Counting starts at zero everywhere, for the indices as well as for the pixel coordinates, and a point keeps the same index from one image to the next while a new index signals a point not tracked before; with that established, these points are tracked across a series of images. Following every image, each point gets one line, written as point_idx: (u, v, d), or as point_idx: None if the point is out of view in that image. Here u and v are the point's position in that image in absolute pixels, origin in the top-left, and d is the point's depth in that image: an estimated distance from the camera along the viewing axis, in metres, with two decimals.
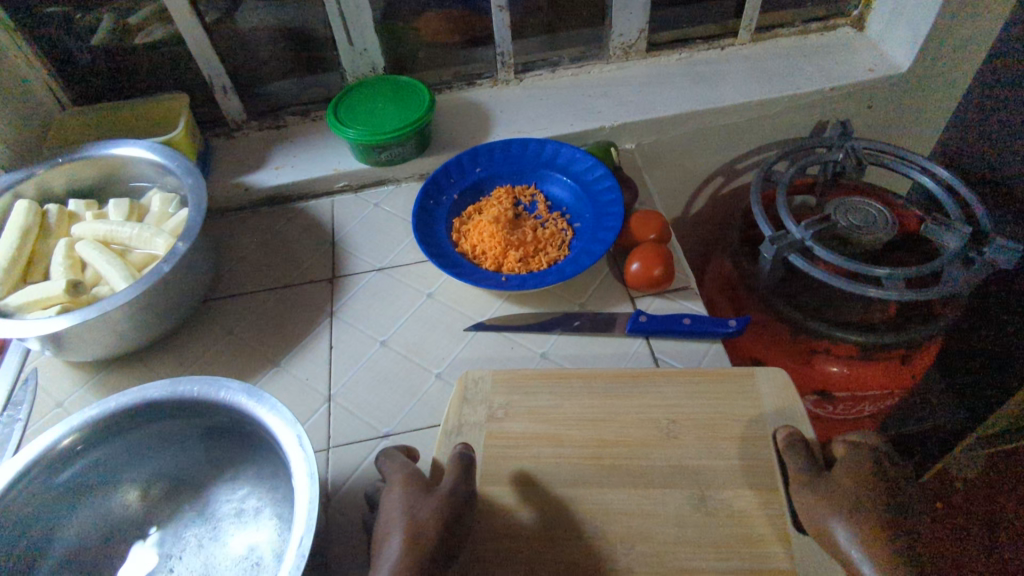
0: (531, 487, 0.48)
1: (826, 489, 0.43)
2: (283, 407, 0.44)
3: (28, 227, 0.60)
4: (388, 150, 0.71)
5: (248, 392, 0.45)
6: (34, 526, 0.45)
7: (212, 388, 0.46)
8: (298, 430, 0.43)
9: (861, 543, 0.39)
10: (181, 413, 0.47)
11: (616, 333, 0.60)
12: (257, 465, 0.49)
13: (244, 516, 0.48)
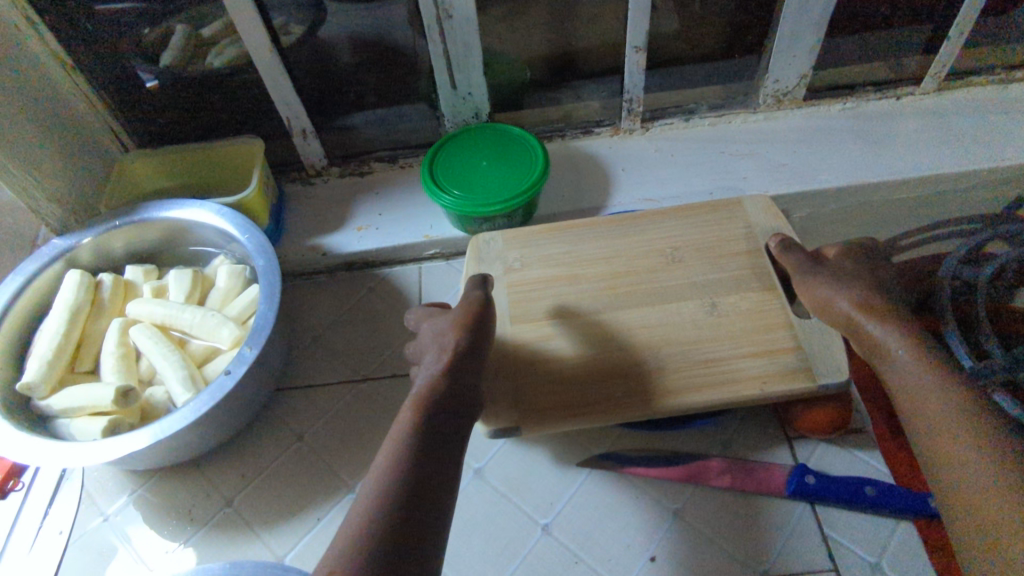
0: (561, 319, 0.52)
1: (837, 283, 0.45)
2: None
3: (79, 307, 0.51)
4: (491, 221, 0.60)
5: None
6: None
7: None
8: None
9: (877, 324, 0.42)
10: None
11: (774, 494, 0.47)
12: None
13: None
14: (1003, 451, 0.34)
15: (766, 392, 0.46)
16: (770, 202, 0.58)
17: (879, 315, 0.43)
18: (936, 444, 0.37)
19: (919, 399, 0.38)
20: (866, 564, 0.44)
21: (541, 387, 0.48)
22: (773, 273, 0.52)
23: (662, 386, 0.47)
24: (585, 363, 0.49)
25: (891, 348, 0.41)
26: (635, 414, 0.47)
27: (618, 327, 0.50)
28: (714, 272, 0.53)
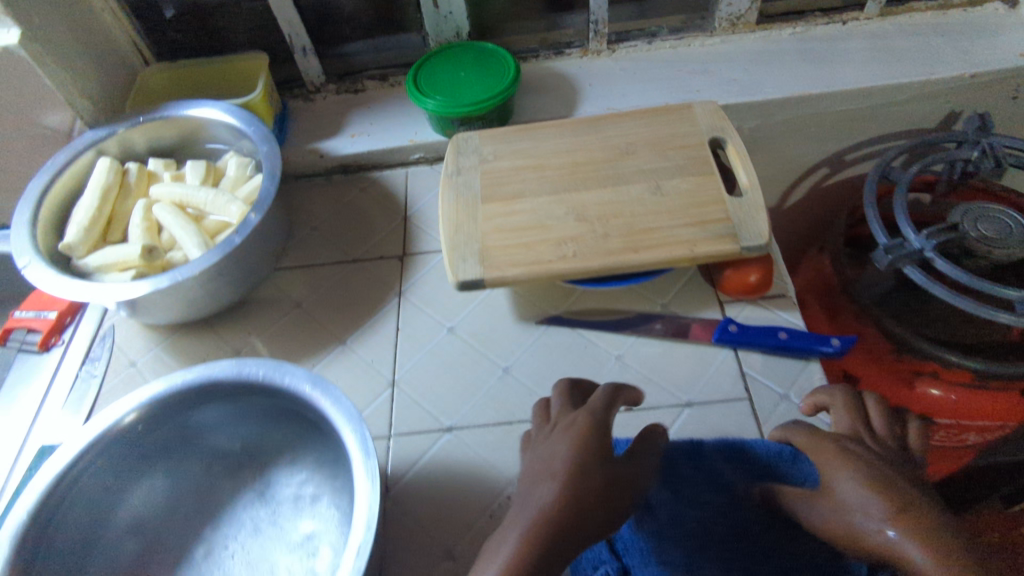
0: (525, 198, 0.59)
1: (844, 468, 0.38)
2: (347, 399, 0.43)
3: (109, 186, 0.60)
4: (468, 123, 0.67)
5: (312, 381, 0.44)
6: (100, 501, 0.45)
7: (277, 374, 0.44)
8: (358, 426, 0.41)
9: (914, 540, 0.32)
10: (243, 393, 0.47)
11: (702, 342, 0.55)
12: (318, 449, 0.48)
13: (304, 503, 0.47)
14: None
15: (696, 252, 0.53)
16: (717, 106, 0.64)
17: (858, 462, 0.37)
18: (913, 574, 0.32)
19: (917, 567, 0.32)
20: (775, 394, 0.52)
21: (506, 246, 0.56)
22: (712, 161, 0.60)
23: (608, 247, 0.55)
24: (543, 235, 0.56)
25: (915, 554, 0.32)
26: (585, 269, 0.54)
27: (574, 202, 0.58)
28: (662, 161, 0.60)
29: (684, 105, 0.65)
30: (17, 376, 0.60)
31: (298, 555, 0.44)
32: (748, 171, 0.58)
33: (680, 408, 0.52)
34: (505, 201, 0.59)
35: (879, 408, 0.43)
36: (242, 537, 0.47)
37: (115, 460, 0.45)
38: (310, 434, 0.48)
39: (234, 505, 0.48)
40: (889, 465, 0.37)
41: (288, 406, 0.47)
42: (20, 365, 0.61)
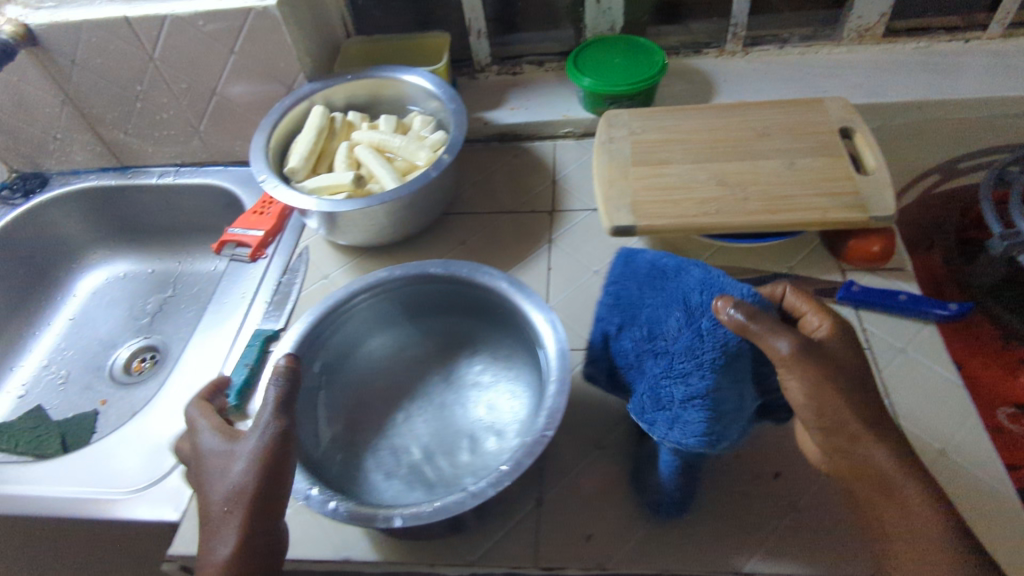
0: (671, 165, 0.68)
1: (815, 378, 0.41)
2: (538, 295, 0.52)
3: (322, 127, 0.72)
4: (617, 102, 0.77)
5: (507, 279, 0.53)
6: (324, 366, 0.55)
7: (477, 272, 0.54)
8: (551, 315, 0.50)
9: (880, 449, 0.41)
10: (446, 287, 0.57)
11: (825, 299, 0.62)
12: (499, 345, 0.57)
13: (487, 388, 0.56)
14: (939, 499, 0.40)
15: (826, 218, 0.61)
16: (847, 102, 0.72)
17: (825, 364, 0.41)
18: (875, 469, 0.41)
19: (878, 465, 0.41)
20: (894, 347, 0.58)
21: (655, 201, 0.65)
22: (842, 146, 0.67)
23: (747, 208, 0.63)
24: (688, 194, 0.65)
25: (883, 460, 0.40)
26: (726, 224, 0.62)
27: (715, 170, 0.67)
28: (795, 143, 0.68)
29: (815, 100, 0.73)
30: (229, 280, 0.73)
31: (486, 427, 0.53)
32: (875, 155, 0.65)
33: None
34: (653, 166, 0.68)
35: (827, 327, 0.45)
36: (432, 411, 0.56)
37: (339, 332, 0.56)
38: (493, 330, 0.58)
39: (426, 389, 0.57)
40: (849, 375, 0.42)
41: (477, 304, 0.57)
42: (232, 273, 0.73)
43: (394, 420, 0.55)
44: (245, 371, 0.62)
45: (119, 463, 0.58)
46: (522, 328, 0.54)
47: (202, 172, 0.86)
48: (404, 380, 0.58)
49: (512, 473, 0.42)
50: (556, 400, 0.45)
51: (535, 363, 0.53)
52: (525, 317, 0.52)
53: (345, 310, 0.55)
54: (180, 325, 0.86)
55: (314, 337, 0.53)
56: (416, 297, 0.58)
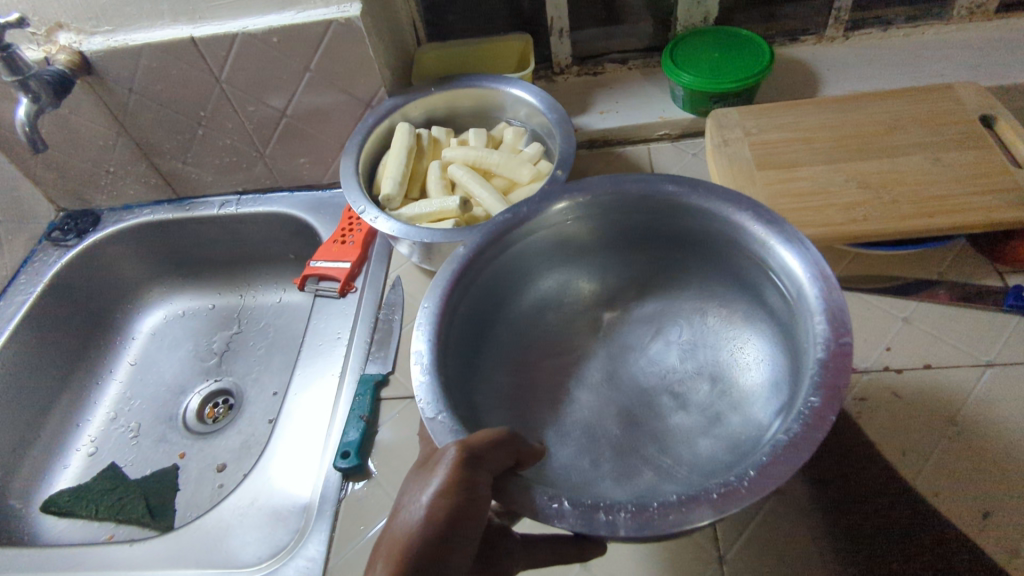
0: (799, 168, 0.62)
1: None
2: (718, 191, 0.48)
3: (410, 146, 0.66)
4: (721, 99, 0.71)
5: (677, 182, 0.49)
6: (472, 334, 0.49)
7: (643, 185, 0.49)
8: (767, 217, 0.46)
9: None
10: (596, 232, 0.53)
11: (990, 308, 0.57)
12: (664, 279, 0.54)
13: (666, 326, 0.54)
14: None
15: (991, 219, 0.55)
16: (979, 86, 0.66)
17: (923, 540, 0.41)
18: None
19: None
20: None
21: (792, 210, 0.59)
22: (988, 137, 0.61)
23: (897, 212, 0.57)
24: (827, 200, 0.59)
25: None
26: (879, 230, 0.56)
27: (852, 172, 0.61)
28: (933, 136, 0.63)
29: (944, 86, 0.67)
30: (318, 318, 0.67)
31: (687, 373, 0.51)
32: None
33: (980, 368, 0.54)
34: (780, 169, 0.63)
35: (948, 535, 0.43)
36: (618, 370, 0.53)
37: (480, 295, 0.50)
38: (655, 272, 0.55)
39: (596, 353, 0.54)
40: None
41: (632, 234, 0.53)
42: (321, 309, 0.68)
43: (582, 392, 0.52)
44: (361, 425, 0.56)
45: (237, 539, 0.53)
46: (713, 245, 0.50)
47: (265, 199, 0.80)
48: (561, 356, 0.54)
49: (805, 435, 0.36)
50: (829, 297, 0.41)
51: (741, 285, 0.50)
52: (726, 220, 0.48)
53: (482, 267, 0.49)
54: (252, 364, 0.80)
55: (454, 311, 0.47)
56: (564, 239, 0.53)
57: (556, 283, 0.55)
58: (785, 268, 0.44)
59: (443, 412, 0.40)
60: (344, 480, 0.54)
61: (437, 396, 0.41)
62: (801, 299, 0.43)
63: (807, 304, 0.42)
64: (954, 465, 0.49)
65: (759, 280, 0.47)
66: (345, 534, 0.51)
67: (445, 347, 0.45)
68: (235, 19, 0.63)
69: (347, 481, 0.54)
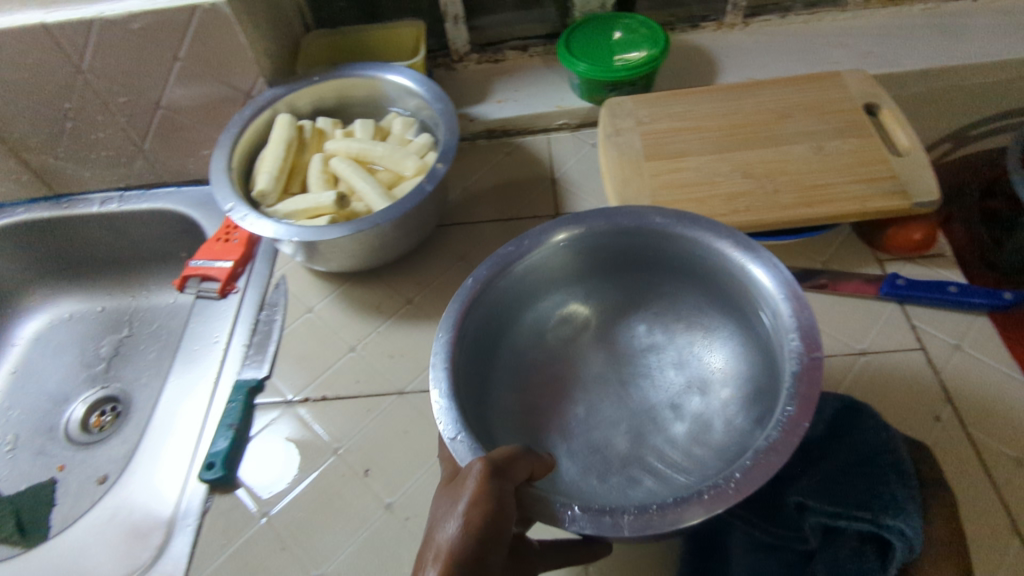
0: (687, 158, 0.61)
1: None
2: (702, 219, 0.49)
3: (290, 139, 0.63)
4: (618, 88, 0.69)
5: (663, 213, 0.50)
6: (480, 358, 0.49)
7: (630, 215, 0.50)
8: (740, 238, 0.47)
9: None
10: (594, 255, 0.53)
11: (867, 296, 0.58)
12: (656, 296, 0.55)
13: (660, 342, 0.54)
14: None
15: (867, 208, 0.56)
16: (866, 73, 0.66)
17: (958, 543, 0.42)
18: None
19: None
20: (948, 344, 0.55)
21: (675, 202, 0.58)
22: (871, 124, 0.62)
23: (779, 202, 0.57)
24: (712, 190, 0.59)
25: None
26: (760, 221, 0.56)
27: (739, 162, 0.60)
28: (819, 124, 0.62)
29: (833, 74, 0.67)
30: (196, 321, 0.64)
31: (682, 386, 0.52)
32: (908, 133, 0.60)
33: (853, 356, 0.55)
34: (669, 159, 0.62)
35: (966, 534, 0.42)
36: (616, 386, 0.53)
37: (486, 320, 0.50)
38: (643, 289, 0.55)
39: (594, 368, 0.54)
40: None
41: (624, 258, 0.54)
42: (201, 311, 0.65)
43: (581, 408, 0.52)
44: (230, 434, 0.54)
45: (95, 559, 0.51)
46: (699, 269, 0.51)
47: (150, 195, 0.76)
48: (556, 373, 0.54)
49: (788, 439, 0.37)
50: (801, 316, 0.42)
51: (725, 303, 0.51)
52: (704, 246, 0.49)
53: (489, 295, 0.49)
54: (141, 369, 0.76)
55: (463, 339, 0.46)
56: (561, 264, 0.53)
57: (552, 305, 0.55)
58: (759, 286, 0.45)
59: (462, 432, 0.40)
60: (209, 493, 0.52)
61: (458, 418, 0.41)
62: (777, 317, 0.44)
63: (782, 324, 0.43)
64: None
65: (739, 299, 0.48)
66: (208, 549, 0.50)
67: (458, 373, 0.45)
68: (90, 4, 0.59)
69: (213, 493, 0.52)
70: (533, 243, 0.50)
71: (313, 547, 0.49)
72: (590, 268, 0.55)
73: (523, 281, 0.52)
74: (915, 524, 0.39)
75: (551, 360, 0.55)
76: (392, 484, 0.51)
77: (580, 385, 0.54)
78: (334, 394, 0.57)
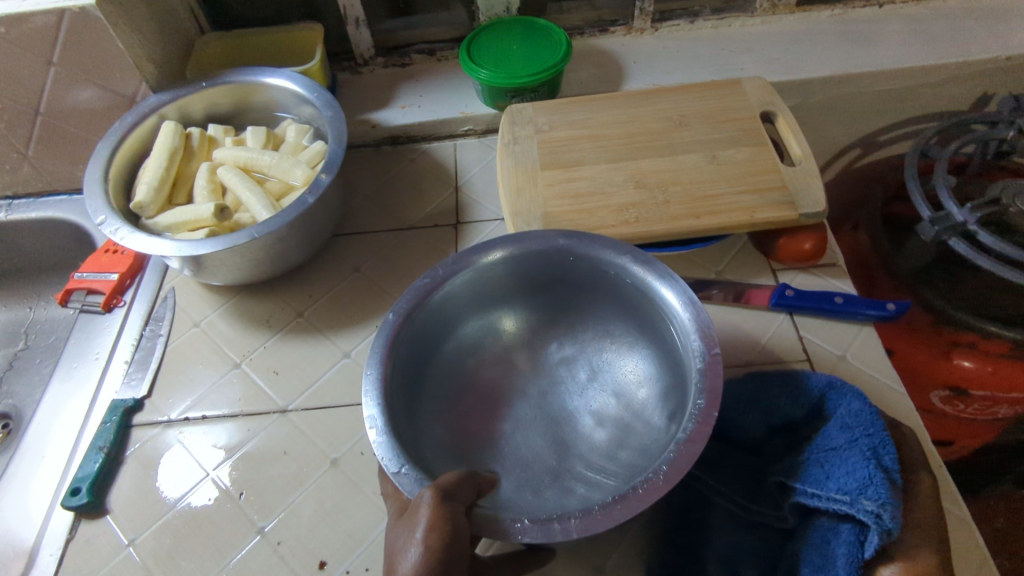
0: (582, 167, 0.61)
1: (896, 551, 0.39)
2: (594, 237, 0.48)
3: (175, 148, 0.61)
4: (519, 95, 0.68)
5: (560, 235, 0.49)
6: (409, 393, 0.46)
7: (528, 240, 0.49)
8: (630, 249, 0.47)
9: None
10: (521, 276, 0.51)
11: (758, 306, 0.58)
12: (563, 316, 0.53)
13: (575, 357, 0.53)
14: None
15: (753, 219, 0.55)
16: (765, 81, 0.66)
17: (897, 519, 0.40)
18: None
19: None
20: (833, 355, 0.54)
21: (566, 212, 0.57)
22: (765, 133, 0.62)
23: (668, 213, 0.56)
24: (604, 201, 0.58)
25: None
26: (647, 232, 0.56)
27: (632, 171, 0.60)
28: (715, 132, 0.62)
29: (733, 81, 0.66)
30: (79, 337, 0.62)
31: (599, 398, 0.50)
32: (800, 143, 0.60)
33: (740, 369, 0.54)
34: (564, 168, 0.61)
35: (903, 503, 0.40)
36: (542, 407, 0.51)
37: (407, 355, 0.46)
38: (570, 305, 0.53)
39: (517, 393, 0.52)
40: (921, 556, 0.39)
41: (531, 284, 0.52)
42: (84, 326, 0.62)
43: (513, 431, 0.49)
44: (100, 457, 0.52)
45: None
46: (602, 285, 0.50)
47: (40, 204, 0.72)
48: (488, 397, 0.51)
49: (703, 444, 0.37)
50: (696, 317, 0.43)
51: (626, 314, 0.50)
52: (601, 262, 0.48)
53: (407, 329, 0.46)
54: (34, 385, 0.72)
55: (391, 370, 0.44)
56: (474, 293, 0.50)
57: (475, 330, 0.52)
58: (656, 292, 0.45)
59: (407, 464, 0.39)
60: (75, 520, 0.50)
61: (399, 453, 0.39)
62: (676, 324, 0.44)
63: (684, 327, 0.43)
64: (697, 471, 0.48)
65: (641, 306, 0.48)
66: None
67: (387, 403, 0.42)
68: None
69: (79, 519, 0.50)
70: (460, 264, 0.48)
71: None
72: (500, 297, 0.52)
73: (440, 314, 0.49)
74: (888, 503, 0.38)
75: (474, 391, 0.51)
76: (266, 507, 0.49)
77: (507, 412, 0.51)
78: (215, 413, 0.55)
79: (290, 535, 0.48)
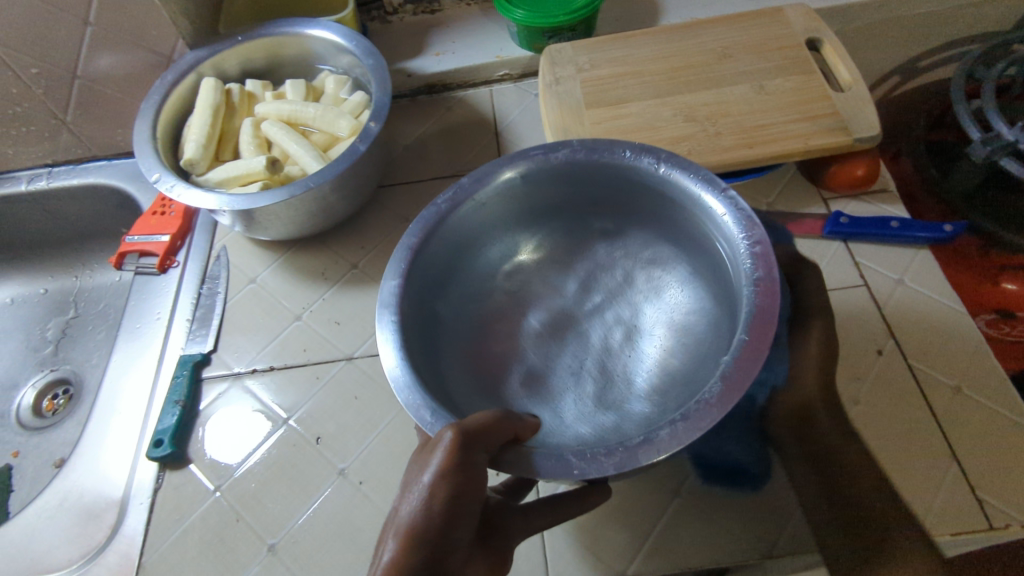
0: (628, 104, 0.60)
1: None
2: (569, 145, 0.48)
3: (218, 103, 0.60)
4: (557, 35, 0.67)
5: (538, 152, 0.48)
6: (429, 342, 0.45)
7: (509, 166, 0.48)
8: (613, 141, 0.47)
9: None
10: (550, 184, 0.50)
11: (812, 236, 0.58)
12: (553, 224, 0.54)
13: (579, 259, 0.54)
14: None
15: (807, 146, 0.55)
16: (808, 7, 0.65)
17: None
18: None
19: None
20: (891, 280, 0.55)
21: None
22: (813, 60, 0.60)
23: (720, 145, 0.56)
24: (654, 136, 0.58)
25: None
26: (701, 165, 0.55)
27: (679, 106, 0.59)
28: (760, 62, 0.61)
29: (775, 9, 0.65)
30: (137, 299, 0.63)
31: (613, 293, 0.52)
32: (849, 68, 0.59)
33: None
34: (610, 106, 0.60)
35: None
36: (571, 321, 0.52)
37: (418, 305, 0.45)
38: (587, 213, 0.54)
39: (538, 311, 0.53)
40: None
41: (520, 203, 0.52)
42: (141, 288, 0.63)
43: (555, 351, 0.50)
44: (176, 410, 0.53)
45: (53, 542, 0.51)
46: (593, 185, 0.50)
47: (80, 170, 0.72)
48: (513, 320, 0.52)
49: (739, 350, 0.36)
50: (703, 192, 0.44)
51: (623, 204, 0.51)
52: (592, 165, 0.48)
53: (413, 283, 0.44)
54: (90, 350, 0.72)
55: (410, 301, 0.44)
56: (464, 231, 0.50)
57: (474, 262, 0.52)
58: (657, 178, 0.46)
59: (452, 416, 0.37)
60: (161, 470, 0.52)
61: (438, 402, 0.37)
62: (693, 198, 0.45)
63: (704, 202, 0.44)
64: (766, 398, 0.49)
65: (642, 194, 0.49)
66: (161, 526, 0.49)
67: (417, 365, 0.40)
68: None
69: (164, 469, 0.51)
70: (467, 194, 0.48)
71: (266, 517, 0.48)
72: (488, 228, 0.52)
73: (434, 260, 0.48)
74: None
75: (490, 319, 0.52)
76: (345, 450, 0.51)
77: (539, 336, 0.51)
78: (282, 364, 0.56)
79: (370, 475, 0.49)
